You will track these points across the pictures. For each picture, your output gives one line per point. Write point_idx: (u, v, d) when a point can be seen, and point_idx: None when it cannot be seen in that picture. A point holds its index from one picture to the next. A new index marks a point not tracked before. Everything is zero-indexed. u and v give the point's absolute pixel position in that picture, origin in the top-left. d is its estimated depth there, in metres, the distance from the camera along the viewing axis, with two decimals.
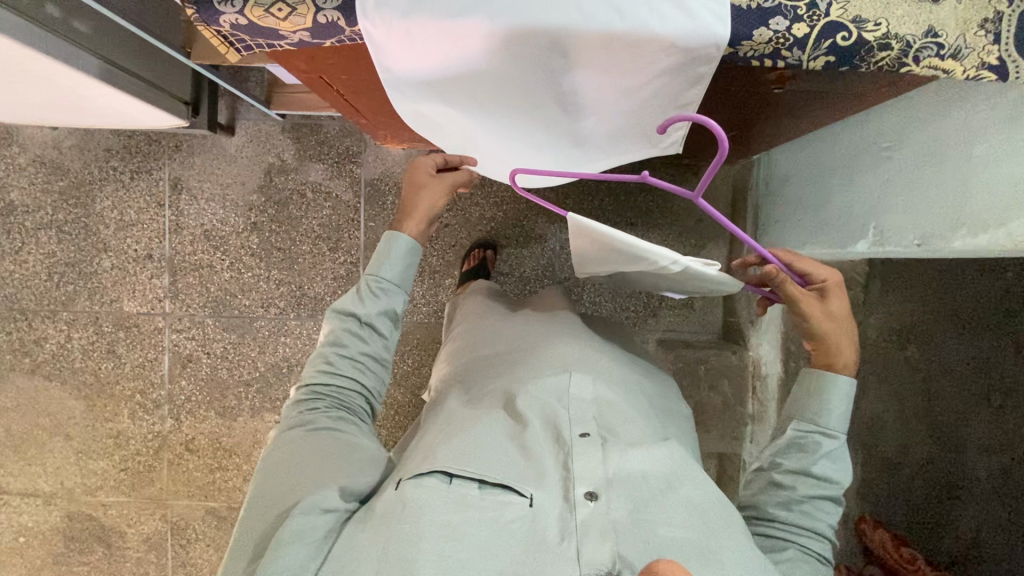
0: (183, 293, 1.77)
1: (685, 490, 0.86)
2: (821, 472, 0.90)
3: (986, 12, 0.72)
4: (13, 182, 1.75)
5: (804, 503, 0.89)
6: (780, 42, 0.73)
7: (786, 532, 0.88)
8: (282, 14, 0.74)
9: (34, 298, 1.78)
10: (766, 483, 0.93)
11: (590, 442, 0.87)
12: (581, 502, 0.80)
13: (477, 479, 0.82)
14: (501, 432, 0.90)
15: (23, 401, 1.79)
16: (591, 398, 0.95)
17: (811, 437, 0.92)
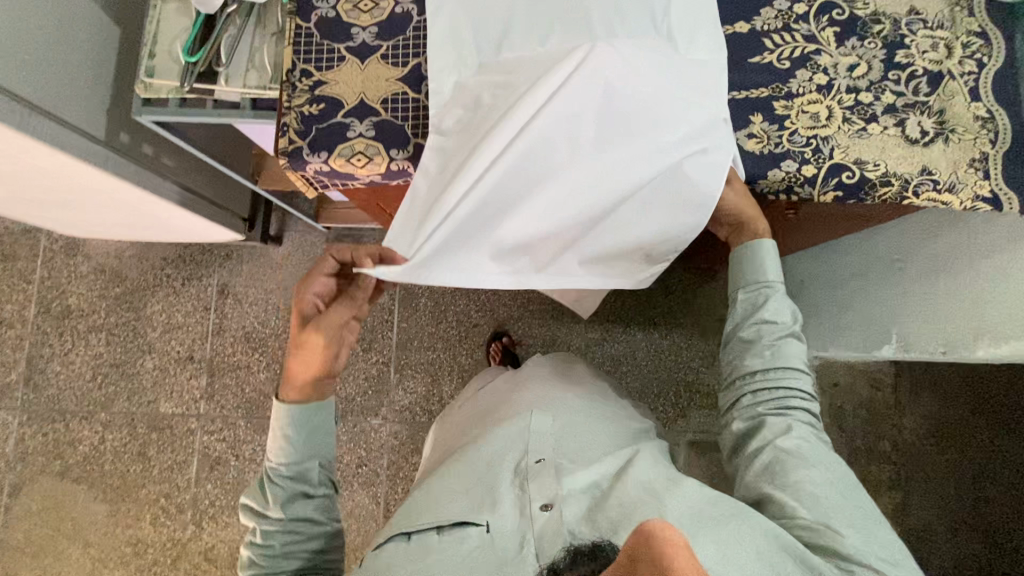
0: (219, 394, 1.82)
1: (632, 477, 0.88)
2: (772, 317, 0.96)
3: (971, 153, 0.82)
4: (73, 287, 1.87)
5: (777, 360, 0.94)
6: (793, 180, 0.84)
7: (772, 388, 0.93)
8: (360, 163, 0.86)
9: (75, 399, 1.83)
10: (741, 349, 0.97)
11: (544, 467, 0.90)
12: (533, 517, 0.83)
13: (434, 527, 0.85)
14: (465, 472, 0.94)
15: (48, 505, 1.78)
16: (552, 429, 0.98)
17: (755, 292, 0.98)
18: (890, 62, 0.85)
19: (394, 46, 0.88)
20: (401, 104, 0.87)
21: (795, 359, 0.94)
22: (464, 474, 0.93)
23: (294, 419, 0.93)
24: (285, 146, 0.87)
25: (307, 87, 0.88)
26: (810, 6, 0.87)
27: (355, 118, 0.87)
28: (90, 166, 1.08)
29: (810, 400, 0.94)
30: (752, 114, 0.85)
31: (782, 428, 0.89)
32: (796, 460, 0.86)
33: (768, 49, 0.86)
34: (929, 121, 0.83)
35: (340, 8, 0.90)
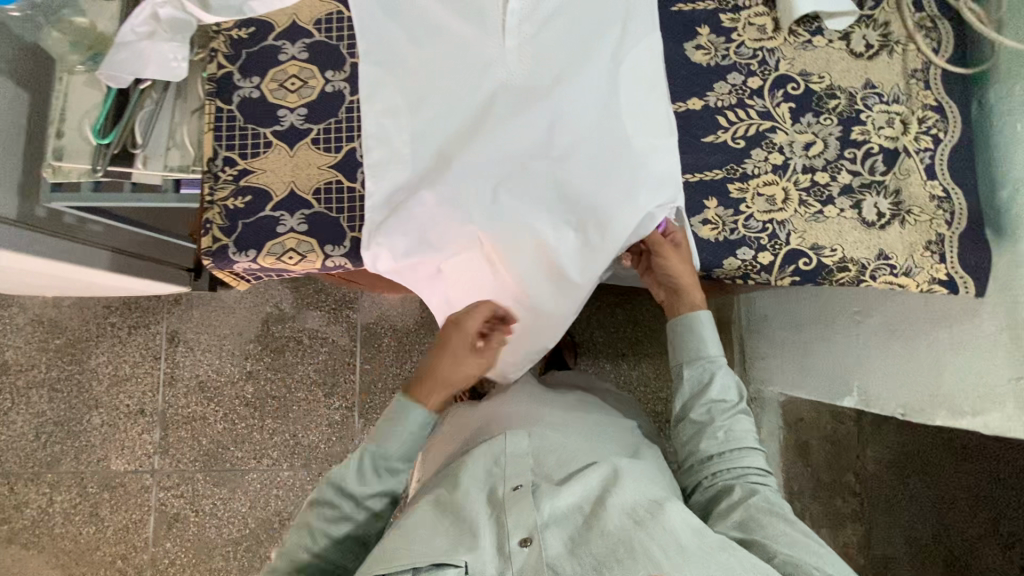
0: (174, 448, 1.73)
1: (615, 498, 0.76)
2: (719, 393, 0.86)
3: (928, 235, 0.80)
4: (9, 341, 1.76)
5: (732, 436, 0.84)
6: (749, 267, 0.81)
7: (725, 471, 0.82)
8: (292, 260, 0.80)
9: (17, 460, 1.72)
10: (690, 430, 0.86)
11: (520, 494, 0.77)
12: (511, 554, 0.72)
13: (412, 568, 0.70)
14: (438, 505, 0.79)
15: None
16: (527, 447, 0.85)
17: (702, 371, 0.87)
18: (846, 139, 0.82)
19: (325, 129, 0.82)
20: (335, 194, 0.80)
21: (747, 431, 0.85)
22: (439, 506, 0.78)
23: None
24: (209, 244, 0.80)
25: (231, 178, 0.81)
26: (764, 80, 0.83)
27: (285, 211, 0.80)
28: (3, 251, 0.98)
29: (767, 472, 0.84)
30: (706, 198, 0.81)
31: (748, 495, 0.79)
32: (768, 520, 0.76)
33: (722, 127, 0.82)
34: (885, 203, 0.81)
35: (264, 87, 0.82)
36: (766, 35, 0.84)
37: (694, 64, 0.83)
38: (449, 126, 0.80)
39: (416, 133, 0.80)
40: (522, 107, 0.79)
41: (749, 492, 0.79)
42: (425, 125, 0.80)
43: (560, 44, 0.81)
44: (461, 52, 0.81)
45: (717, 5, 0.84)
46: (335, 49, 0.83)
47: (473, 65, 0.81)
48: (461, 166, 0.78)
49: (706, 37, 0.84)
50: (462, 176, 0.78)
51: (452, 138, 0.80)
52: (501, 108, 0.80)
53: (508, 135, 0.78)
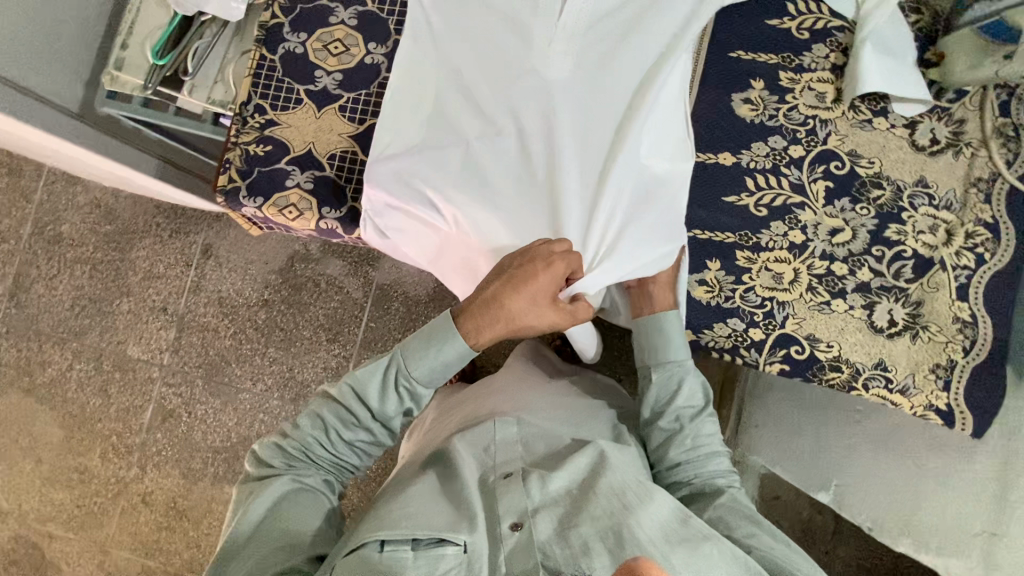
0: (184, 350, 1.86)
1: (607, 484, 0.65)
2: (687, 397, 0.74)
3: (937, 358, 0.74)
4: (69, 217, 1.91)
5: (700, 444, 0.73)
6: (738, 339, 0.77)
7: (696, 475, 0.72)
8: (291, 214, 0.82)
9: (52, 323, 1.89)
10: (658, 439, 0.75)
11: (513, 480, 0.67)
12: (504, 538, 0.62)
13: (409, 539, 0.61)
14: (431, 481, 0.70)
15: (11, 417, 1.87)
16: (517, 435, 0.75)
17: (670, 374, 0.75)
18: (878, 235, 0.76)
19: (355, 100, 0.84)
20: (348, 163, 0.83)
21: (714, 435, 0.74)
22: (427, 484, 0.69)
23: None
24: (224, 183, 0.83)
25: (258, 125, 0.84)
26: (808, 151, 0.78)
27: (297, 167, 0.83)
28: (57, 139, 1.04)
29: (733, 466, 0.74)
30: (709, 258, 0.78)
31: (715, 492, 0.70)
32: (742, 521, 0.66)
33: (748, 190, 0.78)
34: (901, 311, 0.75)
35: (309, 45, 0.85)
36: (823, 104, 0.78)
37: (737, 117, 0.79)
38: (473, 128, 0.77)
39: (439, 127, 0.78)
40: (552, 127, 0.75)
41: (718, 492, 0.70)
42: (451, 120, 0.77)
43: (608, 68, 0.75)
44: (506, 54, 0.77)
45: (779, 60, 0.79)
46: (384, 24, 0.84)
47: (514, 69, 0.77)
48: (475, 175, 0.76)
49: (758, 92, 0.79)
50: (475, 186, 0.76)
51: (471, 141, 0.76)
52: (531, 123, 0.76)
53: (530, 154, 0.75)
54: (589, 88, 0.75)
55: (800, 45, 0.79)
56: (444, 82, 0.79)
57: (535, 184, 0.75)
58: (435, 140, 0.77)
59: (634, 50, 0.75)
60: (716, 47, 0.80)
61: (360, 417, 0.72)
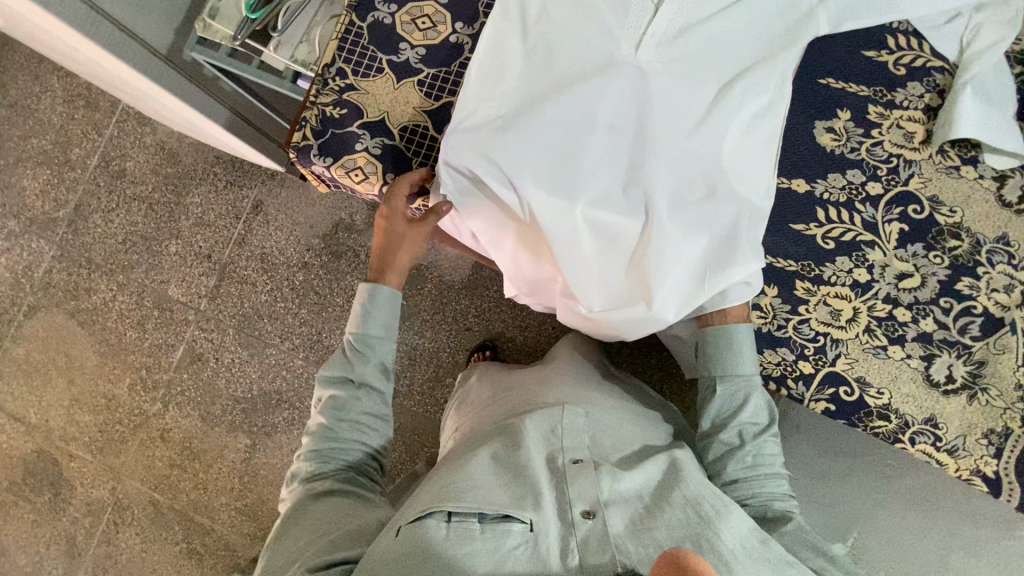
0: (221, 299, 1.91)
1: (680, 491, 0.65)
2: (755, 408, 0.72)
3: (993, 422, 0.71)
4: (134, 155, 1.98)
5: (761, 463, 0.70)
6: (787, 369, 0.75)
7: (761, 493, 0.69)
8: (357, 177, 0.84)
9: (102, 254, 1.97)
10: (717, 450, 0.72)
11: (584, 468, 0.67)
12: (575, 525, 0.62)
13: (476, 512, 0.61)
14: (499, 459, 0.70)
15: (52, 336, 1.96)
16: (584, 425, 0.76)
17: (739, 387, 0.73)
18: (948, 286, 0.73)
19: (434, 76, 0.85)
20: (418, 137, 0.84)
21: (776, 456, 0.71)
22: (493, 462, 0.70)
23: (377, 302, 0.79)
24: (298, 140, 0.85)
25: (337, 89, 0.86)
26: (887, 190, 0.75)
27: (367, 132, 0.84)
28: (145, 78, 1.08)
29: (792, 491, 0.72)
30: (767, 283, 0.76)
31: (779, 518, 0.67)
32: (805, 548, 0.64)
33: (817, 221, 0.76)
34: (961, 368, 0.72)
35: (398, 17, 0.86)
36: (909, 144, 0.76)
37: (817, 145, 0.77)
38: (559, 132, 0.73)
39: (520, 127, 0.73)
40: (642, 140, 0.72)
41: (780, 517, 0.67)
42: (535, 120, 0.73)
43: (701, 82, 0.72)
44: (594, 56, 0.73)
45: (870, 93, 0.77)
46: (473, 6, 0.85)
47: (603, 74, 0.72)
48: (559, 181, 0.72)
49: (843, 122, 0.77)
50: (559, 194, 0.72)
51: (556, 146, 0.73)
52: (619, 136, 0.73)
53: (618, 167, 0.73)
54: (681, 101, 0.72)
55: (895, 80, 0.77)
56: (525, 79, 0.75)
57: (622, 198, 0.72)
58: (516, 141, 0.72)
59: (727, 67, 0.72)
60: (806, 71, 0.78)
61: (346, 396, 0.78)
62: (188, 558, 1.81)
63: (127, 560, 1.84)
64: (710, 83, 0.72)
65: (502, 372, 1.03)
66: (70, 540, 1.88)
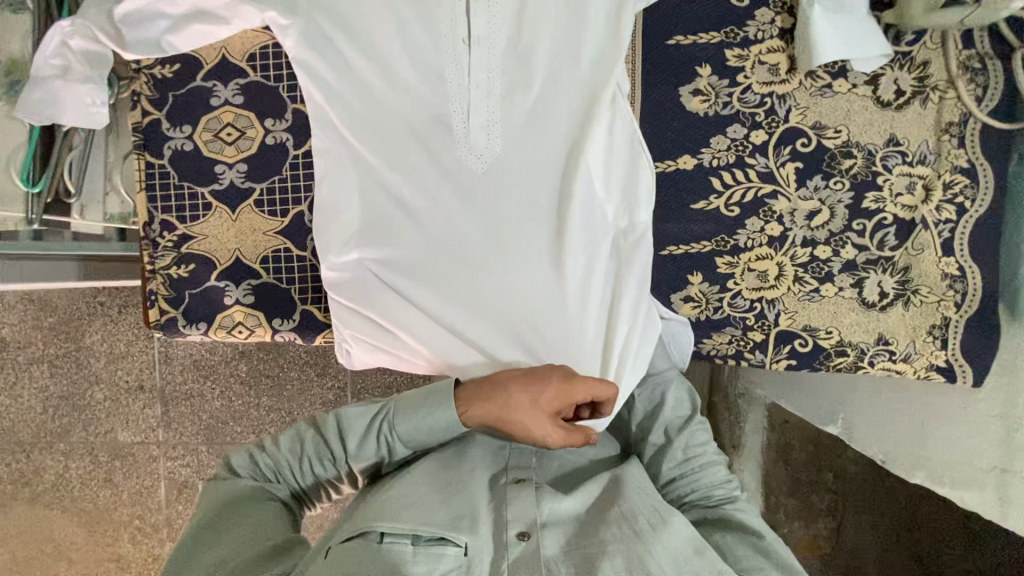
0: (175, 422, 1.75)
1: (621, 503, 0.59)
2: (673, 401, 0.71)
3: (932, 318, 0.73)
4: (5, 319, 1.75)
5: (692, 456, 0.66)
6: (740, 344, 0.75)
7: (695, 492, 0.65)
8: (242, 333, 0.76)
9: (27, 430, 1.76)
10: (649, 451, 0.68)
11: (523, 486, 0.62)
12: (507, 547, 0.56)
13: (408, 535, 0.56)
14: (437, 472, 0.64)
15: (20, 530, 1.77)
16: (529, 446, 0.69)
17: (653, 385, 0.73)
18: (857, 208, 0.72)
19: (269, 189, 0.74)
20: (283, 263, 0.75)
21: (707, 445, 0.66)
22: (433, 472, 0.64)
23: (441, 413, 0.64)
24: (157, 317, 0.75)
25: (172, 244, 0.75)
26: (770, 133, 0.72)
27: (230, 281, 0.75)
28: None
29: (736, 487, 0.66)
30: (690, 273, 0.74)
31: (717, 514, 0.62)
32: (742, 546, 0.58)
33: (716, 191, 0.72)
34: (890, 281, 0.73)
35: (198, 138, 0.74)
36: (777, 78, 0.71)
37: (689, 113, 0.72)
38: (431, 245, 0.72)
39: (392, 255, 0.73)
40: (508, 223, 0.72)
41: (719, 517, 0.62)
42: (403, 242, 0.73)
43: (538, 127, 0.71)
44: (433, 153, 0.71)
45: (722, 38, 0.71)
46: (275, 94, 0.73)
47: (446, 172, 0.71)
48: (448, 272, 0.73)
49: (706, 80, 0.71)
50: (454, 306, 0.73)
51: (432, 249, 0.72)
52: (485, 223, 0.72)
53: (498, 258, 0.72)
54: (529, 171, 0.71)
55: (742, 14, 0.71)
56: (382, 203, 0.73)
57: (508, 286, 0.73)
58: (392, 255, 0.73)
59: (557, 115, 0.71)
60: (651, 37, 0.71)
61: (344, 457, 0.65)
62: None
63: None
64: (547, 142, 0.71)
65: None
66: None
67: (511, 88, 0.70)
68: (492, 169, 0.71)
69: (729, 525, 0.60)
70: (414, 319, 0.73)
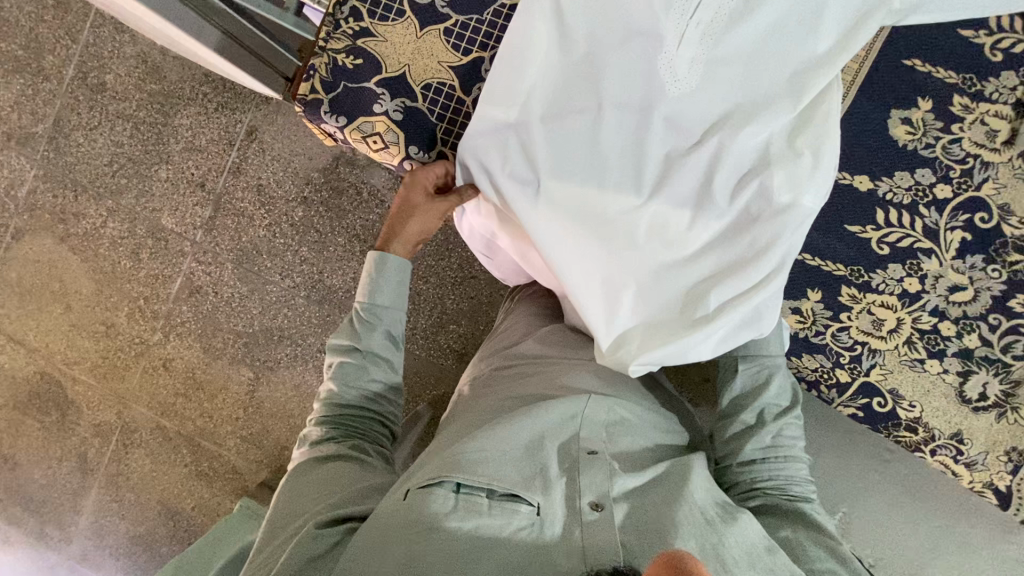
0: (217, 231, 1.52)
1: (687, 496, 0.62)
2: (778, 393, 0.70)
3: (1017, 441, 0.70)
4: (101, 47, 1.51)
5: (781, 445, 0.68)
6: (823, 376, 0.74)
7: (774, 482, 0.67)
8: (375, 146, 0.77)
9: (75, 157, 1.55)
10: (736, 429, 0.70)
11: (597, 460, 0.63)
12: (582, 514, 0.58)
13: (485, 489, 0.59)
14: (517, 429, 0.65)
15: (31, 251, 1.59)
16: (603, 421, 0.70)
17: (764, 368, 0.70)
18: (1001, 302, 0.69)
19: (464, 24, 0.74)
20: (443, 97, 0.75)
21: (798, 440, 0.69)
22: (509, 424, 0.65)
23: (386, 271, 0.77)
24: (306, 93, 0.75)
25: (350, 32, 0.75)
26: (957, 193, 0.69)
27: (387, 91, 0.75)
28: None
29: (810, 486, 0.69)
30: (812, 287, 0.72)
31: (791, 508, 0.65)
32: (816, 546, 0.62)
33: (875, 223, 0.71)
34: (996, 387, 0.70)
35: None
36: (990, 144, 0.68)
37: (889, 137, 0.70)
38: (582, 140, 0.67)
39: (540, 118, 0.68)
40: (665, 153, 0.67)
41: (792, 510, 0.65)
42: (557, 125, 0.67)
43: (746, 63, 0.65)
44: (626, 50, 0.66)
45: (957, 81, 0.68)
46: None
47: (629, 76, 0.66)
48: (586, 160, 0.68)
49: (922, 113, 0.69)
50: (576, 208, 0.68)
51: (580, 131, 0.67)
52: (643, 143, 0.67)
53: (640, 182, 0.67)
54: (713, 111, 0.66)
55: (988, 67, 0.68)
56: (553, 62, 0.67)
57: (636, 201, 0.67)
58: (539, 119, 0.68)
59: (767, 67, 0.65)
60: (888, 48, 0.69)
61: (357, 356, 0.77)
62: (184, 507, 1.56)
63: (135, 509, 1.58)
64: (748, 80, 0.65)
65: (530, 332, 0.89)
66: (68, 487, 1.60)
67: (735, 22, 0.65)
68: (680, 80, 0.66)
69: (804, 521, 0.64)
70: (533, 203, 0.68)
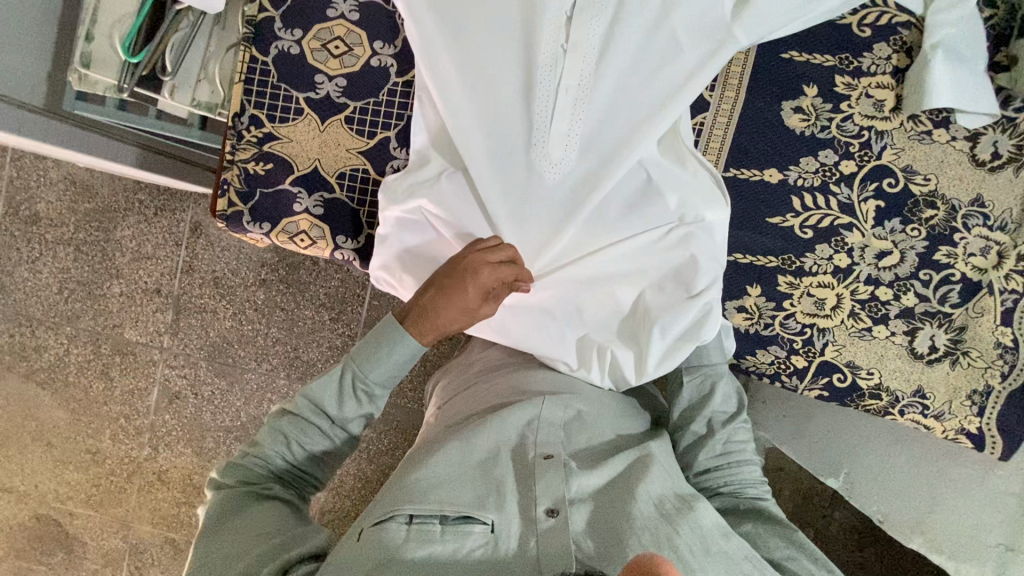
0: (183, 332, 1.47)
1: (646, 487, 0.60)
2: (723, 396, 0.70)
3: (975, 384, 0.73)
4: (28, 178, 1.49)
5: (731, 451, 0.68)
6: (780, 367, 0.76)
7: (727, 485, 0.67)
8: (302, 242, 0.77)
9: (26, 292, 1.51)
10: (686, 439, 0.69)
11: (553, 463, 0.61)
12: (537, 523, 0.56)
13: (437, 516, 0.56)
14: (470, 449, 0.63)
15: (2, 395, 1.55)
16: (561, 421, 0.68)
17: (706, 377, 0.71)
18: (927, 258, 0.72)
19: (362, 109, 0.75)
20: (357, 182, 0.76)
21: (746, 443, 0.68)
22: (462, 448, 0.63)
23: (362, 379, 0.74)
24: (224, 207, 0.76)
25: (255, 140, 0.76)
26: (860, 166, 0.72)
27: (304, 189, 0.76)
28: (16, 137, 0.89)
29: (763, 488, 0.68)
30: (750, 284, 0.75)
31: (747, 507, 0.65)
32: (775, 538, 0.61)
33: (794, 211, 0.73)
34: (943, 337, 0.73)
35: (306, 44, 0.75)
36: (880, 113, 0.72)
37: (786, 128, 0.73)
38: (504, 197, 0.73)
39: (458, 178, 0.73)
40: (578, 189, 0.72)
41: (749, 509, 0.65)
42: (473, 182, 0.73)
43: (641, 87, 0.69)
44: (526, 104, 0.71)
45: (835, 63, 0.72)
46: (389, 18, 0.74)
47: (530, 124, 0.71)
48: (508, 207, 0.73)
49: (810, 100, 0.72)
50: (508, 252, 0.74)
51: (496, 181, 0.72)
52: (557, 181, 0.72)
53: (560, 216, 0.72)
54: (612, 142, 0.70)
55: (861, 45, 0.71)
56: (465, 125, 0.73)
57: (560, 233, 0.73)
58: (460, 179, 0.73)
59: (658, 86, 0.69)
60: (767, 46, 0.72)
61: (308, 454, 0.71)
62: None
63: None
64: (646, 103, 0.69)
65: (490, 346, 0.86)
66: None
67: (617, 59, 0.69)
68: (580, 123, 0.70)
69: (764, 518, 0.64)
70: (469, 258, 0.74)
